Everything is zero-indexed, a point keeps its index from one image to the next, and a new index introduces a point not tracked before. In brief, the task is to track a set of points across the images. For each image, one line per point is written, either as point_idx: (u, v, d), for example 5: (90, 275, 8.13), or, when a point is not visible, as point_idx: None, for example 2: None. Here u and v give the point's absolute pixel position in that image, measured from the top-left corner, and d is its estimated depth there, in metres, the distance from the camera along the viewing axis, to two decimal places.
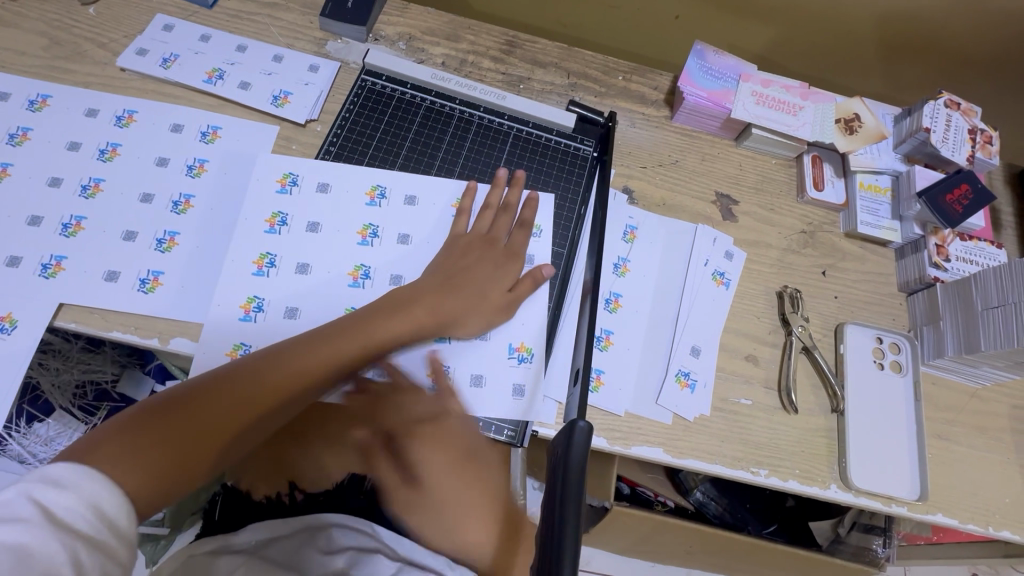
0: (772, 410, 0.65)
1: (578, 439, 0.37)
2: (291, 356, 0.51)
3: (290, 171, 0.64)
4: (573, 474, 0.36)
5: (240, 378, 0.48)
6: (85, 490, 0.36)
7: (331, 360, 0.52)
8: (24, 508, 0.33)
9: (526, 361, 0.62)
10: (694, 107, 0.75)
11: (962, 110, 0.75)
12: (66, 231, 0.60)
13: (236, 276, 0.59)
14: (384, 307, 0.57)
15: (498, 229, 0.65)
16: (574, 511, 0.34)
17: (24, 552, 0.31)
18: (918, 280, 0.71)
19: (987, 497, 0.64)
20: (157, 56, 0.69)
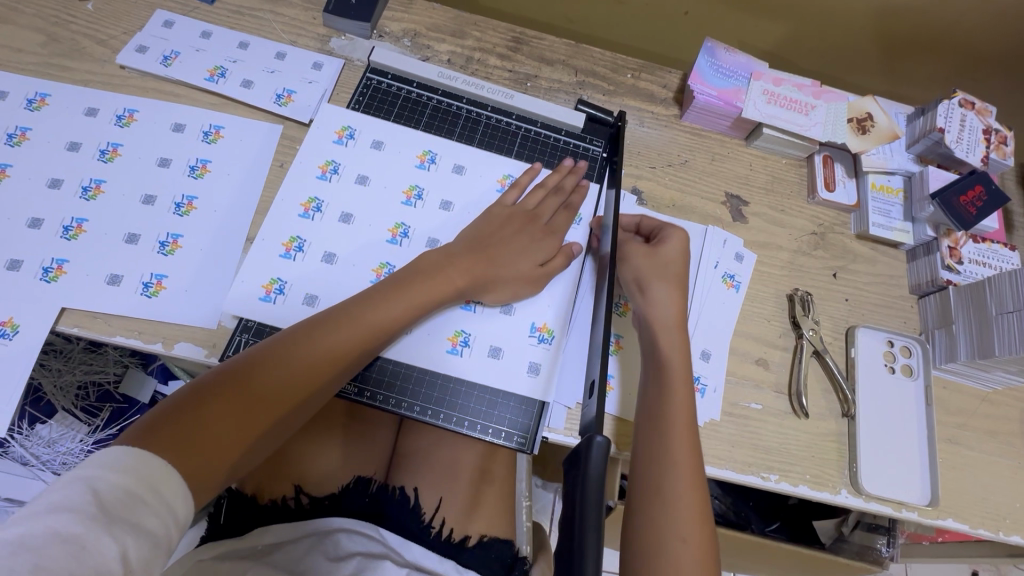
0: (782, 414, 0.64)
1: (596, 454, 0.36)
2: (327, 329, 0.51)
3: (350, 124, 0.66)
4: (592, 490, 0.35)
5: (287, 352, 0.49)
6: (136, 480, 0.37)
7: (367, 331, 0.52)
8: (80, 498, 0.34)
9: (547, 342, 0.61)
10: (705, 106, 0.74)
11: (977, 110, 0.73)
12: (67, 233, 0.59)
13: (282, 215, 0.61)
14: (415, 275, 0.56)
15: (543, 207, 0.64)
16: (594, 526, 0.33)
17: (79, 541, 0.33)
18: (930, 283, 0.70)
19: (998, 502, 0.64)
20: (157, 54, 0.68)
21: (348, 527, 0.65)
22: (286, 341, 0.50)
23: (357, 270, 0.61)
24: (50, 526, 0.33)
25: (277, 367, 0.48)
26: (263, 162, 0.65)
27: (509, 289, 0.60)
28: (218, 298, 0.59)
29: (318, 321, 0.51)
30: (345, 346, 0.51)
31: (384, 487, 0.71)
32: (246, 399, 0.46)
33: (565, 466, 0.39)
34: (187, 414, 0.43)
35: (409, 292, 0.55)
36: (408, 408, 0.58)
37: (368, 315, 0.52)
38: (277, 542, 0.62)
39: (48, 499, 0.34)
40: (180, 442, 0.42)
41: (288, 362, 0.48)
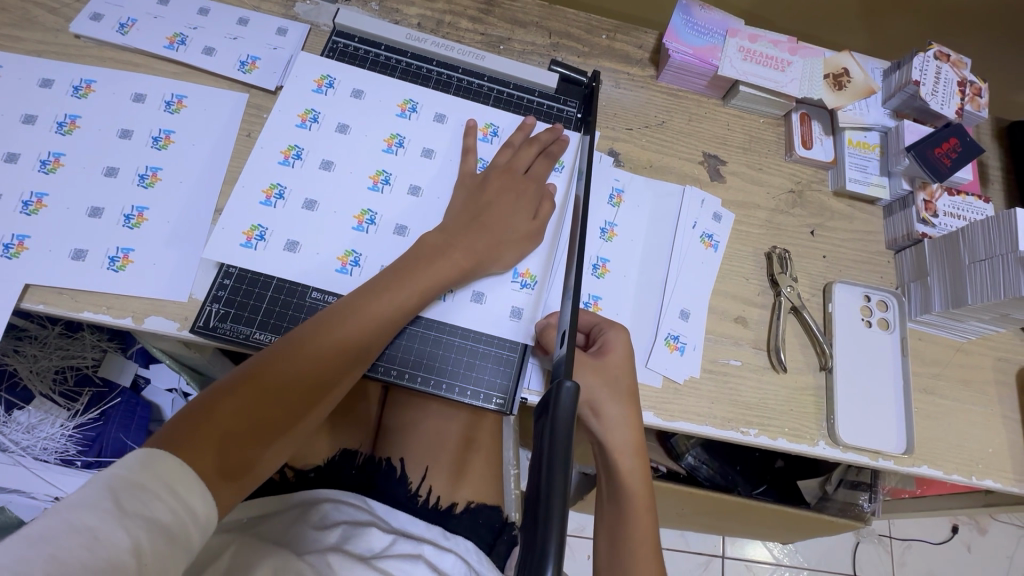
0: (761, 369, 0.65)
1: (565, 399, 0.37)
2: (337, 321, 0.50)
3: (329, 74, 0.65)
4: (561, 431, 0.36)
5: (299, 348, 0.48)
6: (152, 476, 0.37)
7: (378, 322, 0.52)
8: (97, 494, 0.35)
9: (529, 287, 0.62)
10: (681, 65, 0.73)
11: (952, 62, 0.73)
12: (27, 208, 0.57)
13: (262, 163, 0.60)
14: (414, 263, 0.55)
15: (515, 165, 0.63)
16: (562, 466, 0.34)
17: (93, 534, 0.33)
18: (905, 238, 0.71)
19: (972, 448, 0.66)
20: (113, 21, 0.65)
21: (334, 497, 0.64)
22: (296, 338, 0.49)
23: (338, 216, 0.60)
24: (67, 521, 0.33)
25: (287, 365, 0.47)
26: (230, 131, 0.63)
27: (496, 262, 0.59)
28: (189, 272, 0.58)
29: (326, 316, 0.51)
30: (355, 338, 0.50)
31: (371, 459, 0.71)
32: (259, 400, 0.45)
33: (535, 415, 0.39)
34: (208, 418, 0.43)
35: (413, 282, 0.54)
36: (385, 371, 0.58)
37: (373, 306, 0.52)
38: (266, 513, 0.61)
39: (69, 497, 0.35)
40: (199, 445, 0.41)
41: (296, 359, 0.48)
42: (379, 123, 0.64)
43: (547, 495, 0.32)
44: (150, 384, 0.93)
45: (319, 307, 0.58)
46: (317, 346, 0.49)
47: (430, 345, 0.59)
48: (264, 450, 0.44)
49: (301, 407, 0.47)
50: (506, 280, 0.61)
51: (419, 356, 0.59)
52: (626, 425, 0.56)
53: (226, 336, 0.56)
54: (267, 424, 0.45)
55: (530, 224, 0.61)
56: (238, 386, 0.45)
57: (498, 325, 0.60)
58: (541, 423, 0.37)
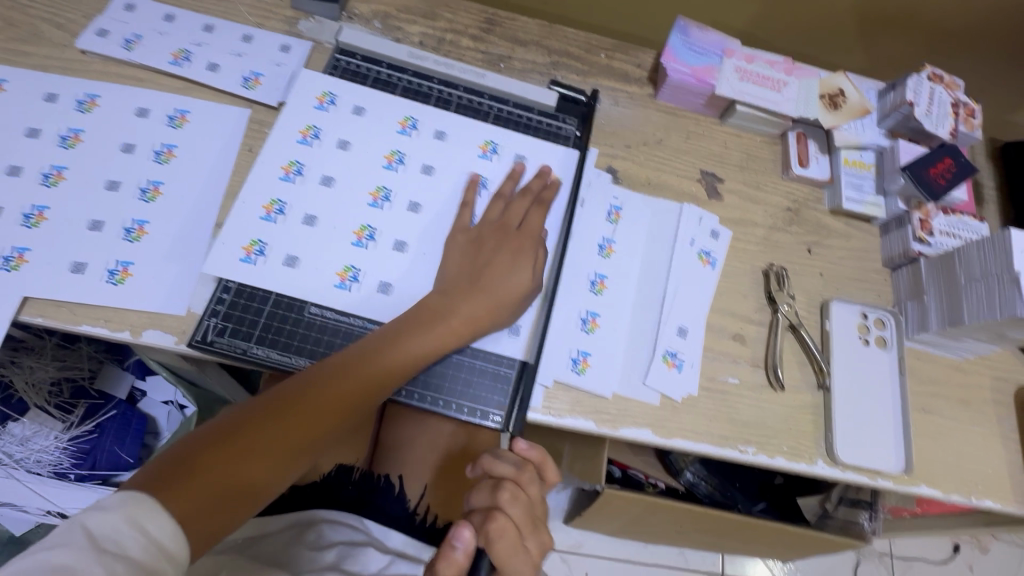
0: (759, 388, 0.65)
1: None
2: (347, 368, 0.52)
3: (330, 90, 0.66)
4: None
5: (306, 391, 0.50)
6: (132, 511, 0.38)
7: (384, 371, 0.53)
8: (71, 533, 0.36)
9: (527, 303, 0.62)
10: (679, 85, 0.74)
11: (945, 84, 0.74)
12: (28, 221, 0.57)
13: (263, 178, 0.61)
14: (420, 317, 0.56)
15: (512, 214, 0.63)
16: None
17: (70, 572, 0.34)
18: (902, 256, 0.71)
19: (971, 468, 0.65)
20: (119, 38, 0.66)
21: (330, 517, 0.64)
22: (303, 382, 0.50)
23: (338, 232, 0.60)
24: (43, 560, 0.34)
25: (296, 407, 0.49)
26: (232, 146, 0.64)
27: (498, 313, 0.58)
28: (187, 286, 0.58)
29: (337, 364, 0.52)
30: (359, 386, 0.52)
31: (367, 476, 0.71)
32: (257, 440, 0.46)
33: None
34: (207, 453, 0.44)
35: (421, 329, 0.55)
36: None
37: (382, 355, 0.53)
38: (258, 534, 0.60)
39: (44, 538, 0.36)
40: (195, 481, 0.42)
41: (301, 403, 0.49)
42: (380, 138, 0.65)
43: None
44: (146, 397, 0.93)
45: (317, 322, 0.58)
46: (322, 393, 0.50)
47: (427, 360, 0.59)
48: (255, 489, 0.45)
49: (298, 450, 0.48)
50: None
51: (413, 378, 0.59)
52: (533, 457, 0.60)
53: (224, 350, 0.56)
54: (262, 466, 0.46)
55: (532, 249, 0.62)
56: (240, 426, 0.47)
57: (495, 342, 0.60)
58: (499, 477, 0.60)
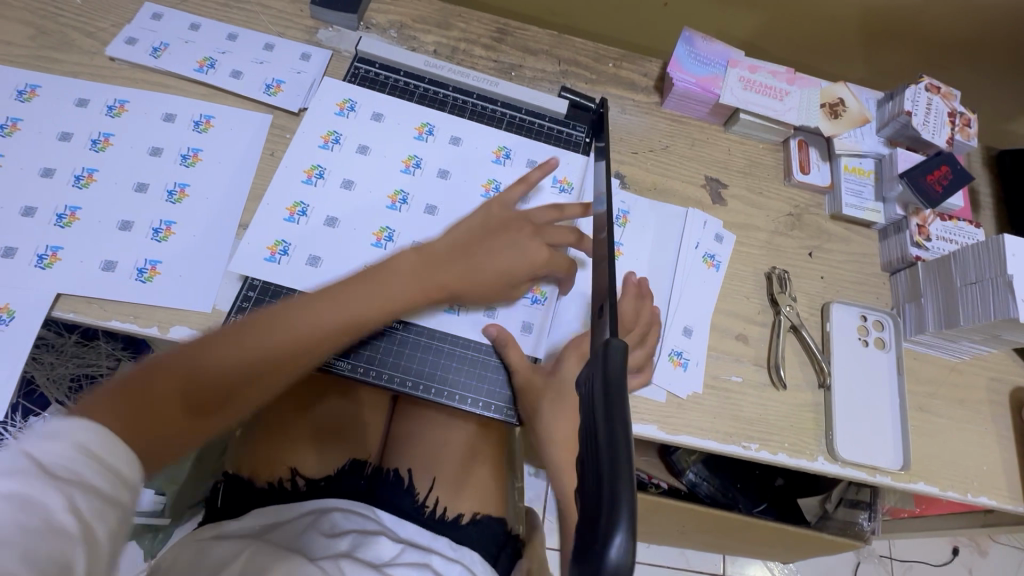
0: (762, 386, 0.67)
1: (615, 355, 0.36)
2: (309, 310, 0.52)
3: (350, 98, 0.68)
4: (616, 384, 0.34)
5: (265, 329, 0.50)
6: (100, 452, 0.37)
7: (348, 319, 0.53)
8: (12, 459, 0.33)
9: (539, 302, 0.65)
10: (684, 93, 0.76)
11: (942, 94, 0.77)
12: (61, 221, 0.59)
13: (284, 182, 0.63)
14: (389, 273, 0.57)
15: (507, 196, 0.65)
16: (622, 419, 0.32)
17: (20, 496, 0.32)
18: (900, 260, 0.73)
19: (967, 466, 0.67)
20: (147, 45, 0.69)
21: (342, 507, 0.66)
22: (262, 317, 0.51)
23: (359, 233, 0.63)
24: None
25: (252, 342, 0.49)
26: (255, 151, 0.67)
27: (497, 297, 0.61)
28: (212, 284, 0.60)
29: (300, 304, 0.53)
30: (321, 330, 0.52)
31: (379, 470, 0.73)
32: (217, 362, 0.48)
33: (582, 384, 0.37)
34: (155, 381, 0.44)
35: (389, 287, 0.56)
36: (400, 382, 0.60)
37: (347, 304, 0.54)
38: (275, 522, 0.63)
39: None
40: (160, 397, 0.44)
41: (258, 339, 0.50)
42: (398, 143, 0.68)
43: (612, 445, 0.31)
44: None
45: None
46: (278, 331, 0.51)
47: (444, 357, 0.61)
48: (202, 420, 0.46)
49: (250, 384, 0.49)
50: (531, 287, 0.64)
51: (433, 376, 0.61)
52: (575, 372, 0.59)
53: None
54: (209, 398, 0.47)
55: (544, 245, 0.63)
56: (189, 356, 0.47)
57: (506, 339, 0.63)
58: (600, 405, 0.33)
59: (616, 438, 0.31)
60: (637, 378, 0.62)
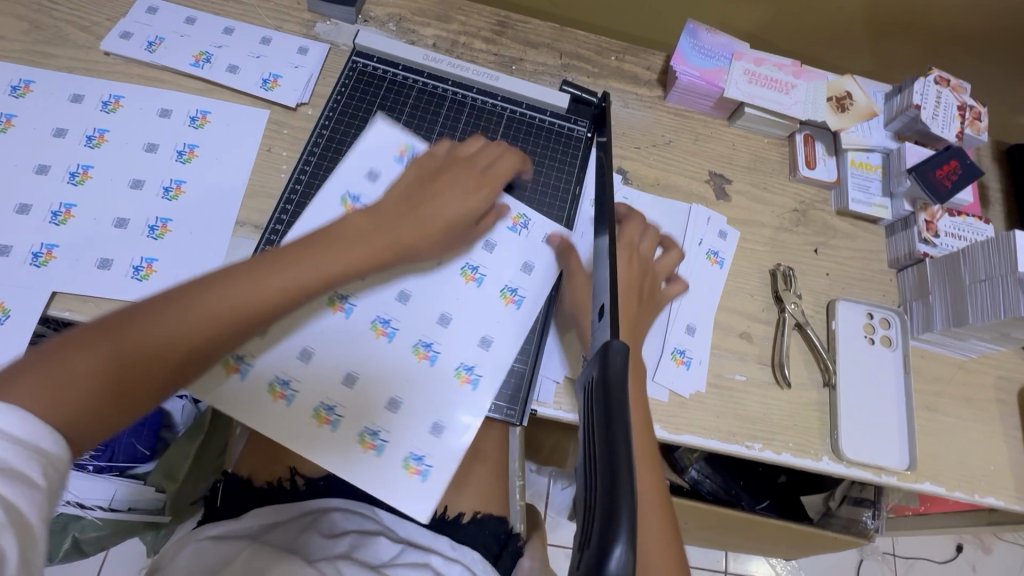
0: (766, 385, 0.66)
1: (616, 357, 0.36)
2: (256, 276, 0.47)
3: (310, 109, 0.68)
4: (617, 384, 0.34)
5: (204, 296, 0.45)
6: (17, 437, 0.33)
7: (295, 287, 0.48)
8: None
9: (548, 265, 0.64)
10: (688, 87, 0.75)
11: (952, 87, 0.75)
12: (56, 219, 0.59)
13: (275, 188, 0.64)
14: (348, 232, 0.53)
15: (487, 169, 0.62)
16: (621, 421, 0.32)
17: None
18: (907, 256, 0.72)
19: (974, 465, 0.66)
20: (142, 40, 0.68)
21: (342, 506, 0.67)
22: (202, 284, 0.45)
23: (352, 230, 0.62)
24: None
25: (190, 312, 0.44)
26: (252, 147, 0.66)
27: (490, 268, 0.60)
28: None
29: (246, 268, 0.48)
30: (265, 301, 0.47)
31: (378, 469, 0.72)
32: (155, 332, 0.42)
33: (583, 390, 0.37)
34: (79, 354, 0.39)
35: (343, 246, 0.52)
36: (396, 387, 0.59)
37: (293, 262, 0.49)
38: (273, 521, 0.63)
39: None
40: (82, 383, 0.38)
41: (196, 310, 0.44)
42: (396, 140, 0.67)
43: (610, 446, 0.30)
44: None
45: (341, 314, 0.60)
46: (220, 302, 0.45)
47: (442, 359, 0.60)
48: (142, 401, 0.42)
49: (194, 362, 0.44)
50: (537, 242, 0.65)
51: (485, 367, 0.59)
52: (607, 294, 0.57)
53: None
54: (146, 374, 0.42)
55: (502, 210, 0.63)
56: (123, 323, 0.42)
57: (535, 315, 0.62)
58: (600, 409, 0.33)
59: (615, 439, 0.31)
60: (677, 284, 0.65)
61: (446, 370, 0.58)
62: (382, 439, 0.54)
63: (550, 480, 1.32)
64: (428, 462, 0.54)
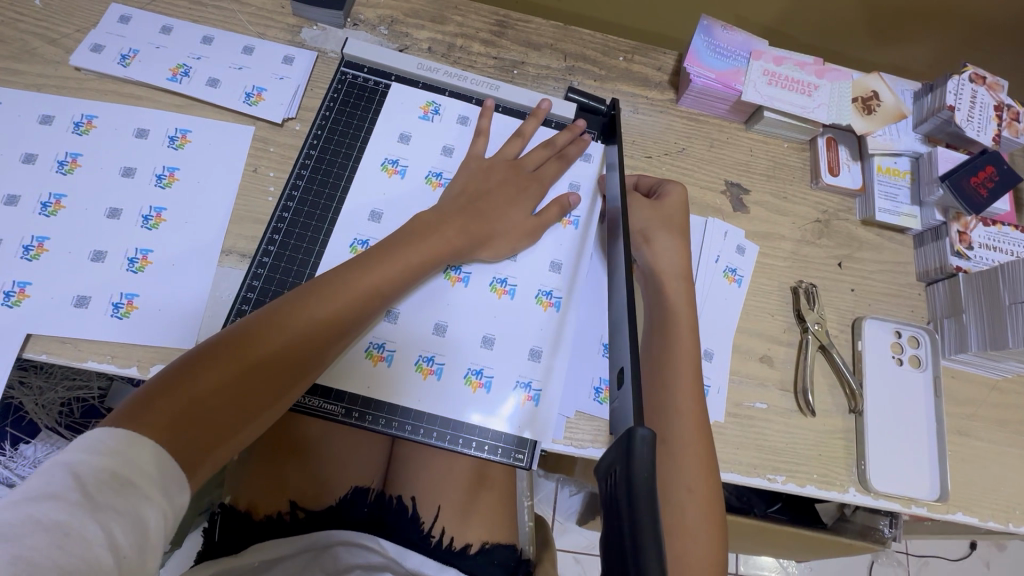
0: (788, 413, 0.62)
1: (642, 451, 0.31)
2: (330, 288, 0.50)
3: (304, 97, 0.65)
4: (643, 490, 0.29)
5: (285, 313, 0.48)
6: (144, 475, 0.37)
7: (367, 291, 0.51)
8: (61, 482, 0.35)
9: (577, 227, 0.63)
10: (702, 90, 0.70)
11: (988, 85, 0.70)
12: (28, 253, 0.55)
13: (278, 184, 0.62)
14: (411, 232, 0.55)
15: (529, 158, 0.63)
16: (651, 544, 0.27)
17: (64, 529, 0.33)
18: (938, 270, 0.68)
19: (1009, 493, 0.63)
20: (115, 53, 0.63)
21: (345, 537, 0.63)
22: (281, 304, 0.48)
23: (355, 208, 0.60)
24: (32, 516, 0.33)
25: (276, 330, 0.47)
26: (236, 167, 0.61)
27: (558, 202, 0.61)
28: (193, 318, 0.56)
29: (321, 282, 0.50)
30: (339, 306, 0.49)
31: (381, 496, 0.69)
32: (249, 350, 0.46)
33: (606, 484, 0.32)
34: (182, 387, 0.42)
35: (408, 249, 0.53)
36: (398, 426, 0.54)
37: (362, 268, 0.51)
38: (272, 558, 0.60)
39: (28, 488, 0.34)
40: (170, 430, 0.40)
41: (280, 327, 0.47)
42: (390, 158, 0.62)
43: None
44: None
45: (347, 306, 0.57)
46: (300, 316, 0.48)
47: (446, 393, 0.55)
48: (243, 421, 0.45)
49: (284, 376, 0.47)
50: (575, 161, 0.66)
51: (526, 334, 0.58)
52: (674, 260, 0.61)
53: None
54: (243, 392, 0.45)
55: (555, 157, 0.64)
56: (218, 349, 0.45)
57: (594, 229, 0.63)
58: (625, 515, 0.29)
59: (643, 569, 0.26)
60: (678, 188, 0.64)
61: (527, 299, 0.59)
62: (438, 365, 0.56)
63: (557, 485, 1.30)
64: (490, 374, 0.56)
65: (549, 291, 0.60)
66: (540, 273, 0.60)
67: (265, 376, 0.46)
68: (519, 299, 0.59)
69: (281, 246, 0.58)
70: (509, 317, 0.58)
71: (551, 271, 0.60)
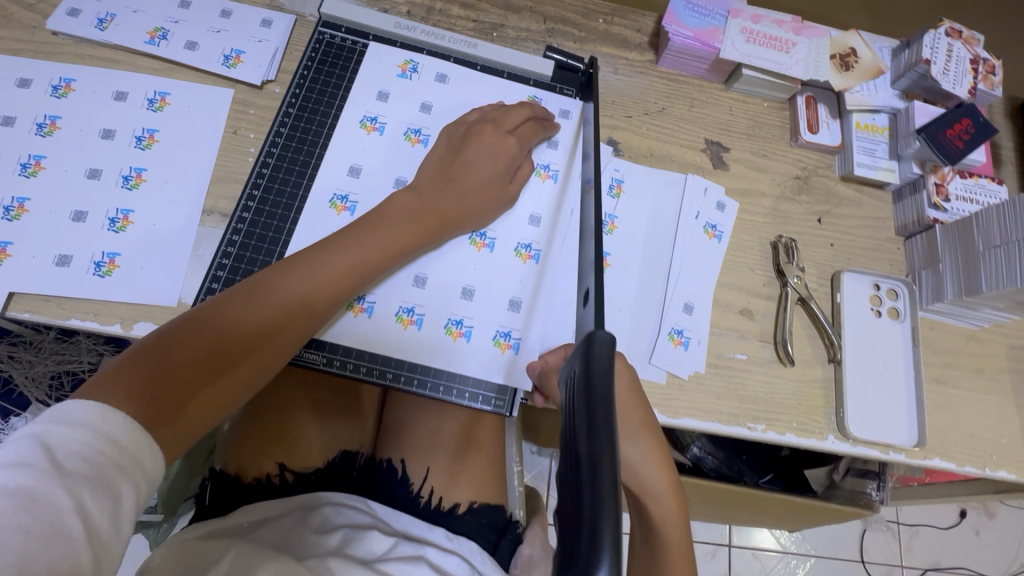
0: (768, 363, 0.63)
1: (601, 351, 0.33)
2: (312, 264, 0.50)
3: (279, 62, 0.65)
4: (599, 381, 0.31)
5: (267, 289, 0.48)
6: (117, 448, 0.37)
7: (348, 269, 0.51)
8: (31, 451, 0.34)
9: (556, 180, 0.64)
10: (681, 49, 0.70)
11: (964, 39, 0.70)
12: (9, 214, 0.55)
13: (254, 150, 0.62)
14: (394, 209, 0.55)
15: (511, 117, 0.62)
16: (603, 422, 0.29)
17: (31, 497, 0.32)
18: (916, 224, 0.68)
19: (986, 439, 0.64)
20: (92, 17, 0.63)
21: (334, 499, 0.63)
22: (265, 280, 0.49)
23: (333, 167, 0.60)
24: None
25: (258, 304, 0.47)
26: (215, 129, 0.61)
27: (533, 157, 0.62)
28: (175, 275, 0.56)
29: (303, 259, 0.50)
30: (320, 282, 0.50)
31: (372, 460, 0.71)
32: (228, 325, 0.46)
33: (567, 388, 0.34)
34: (160, 359, 0.43)
35: (389, 225, 0.54)
36: (379, 374, 0.55)
37: (344, 245, 0.52)
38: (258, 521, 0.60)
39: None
40: (147, 401, 0.41)
41: (262, 302, 0.48)
42: (369, 115, 0.63)
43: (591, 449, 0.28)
44: None
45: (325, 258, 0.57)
46: (281, 292, 0.48)
47: (426, 340, 0.56)
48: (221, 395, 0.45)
49: (263, 353, 0.48)
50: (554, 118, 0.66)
51: (504, 285, 0.58)
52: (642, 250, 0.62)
53: None
54: (222, 367, 0.45)
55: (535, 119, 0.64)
56: (199, 321, 0.45)
57: (572, 181, 0.64)
58: (581, 404, 0.31)
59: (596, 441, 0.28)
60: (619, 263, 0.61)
61: (506, 251, 0.60)
62: (418, 316, 0.56)
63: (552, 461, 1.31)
64: (469, 324, 0.57)
65: (527, 243, 0.60)
66: (517, 226, 0.61)
67: (245, 352, 0.46)
68: (497, 252, 0.59)
69: (260, 203, 0.59)
70: (488, 270, 0.59)
71: (528, 225, 0.61)
